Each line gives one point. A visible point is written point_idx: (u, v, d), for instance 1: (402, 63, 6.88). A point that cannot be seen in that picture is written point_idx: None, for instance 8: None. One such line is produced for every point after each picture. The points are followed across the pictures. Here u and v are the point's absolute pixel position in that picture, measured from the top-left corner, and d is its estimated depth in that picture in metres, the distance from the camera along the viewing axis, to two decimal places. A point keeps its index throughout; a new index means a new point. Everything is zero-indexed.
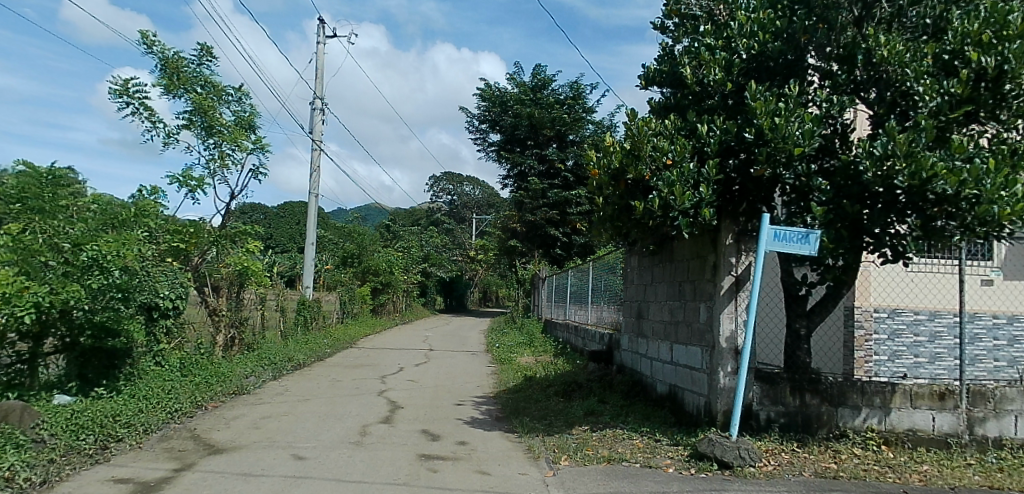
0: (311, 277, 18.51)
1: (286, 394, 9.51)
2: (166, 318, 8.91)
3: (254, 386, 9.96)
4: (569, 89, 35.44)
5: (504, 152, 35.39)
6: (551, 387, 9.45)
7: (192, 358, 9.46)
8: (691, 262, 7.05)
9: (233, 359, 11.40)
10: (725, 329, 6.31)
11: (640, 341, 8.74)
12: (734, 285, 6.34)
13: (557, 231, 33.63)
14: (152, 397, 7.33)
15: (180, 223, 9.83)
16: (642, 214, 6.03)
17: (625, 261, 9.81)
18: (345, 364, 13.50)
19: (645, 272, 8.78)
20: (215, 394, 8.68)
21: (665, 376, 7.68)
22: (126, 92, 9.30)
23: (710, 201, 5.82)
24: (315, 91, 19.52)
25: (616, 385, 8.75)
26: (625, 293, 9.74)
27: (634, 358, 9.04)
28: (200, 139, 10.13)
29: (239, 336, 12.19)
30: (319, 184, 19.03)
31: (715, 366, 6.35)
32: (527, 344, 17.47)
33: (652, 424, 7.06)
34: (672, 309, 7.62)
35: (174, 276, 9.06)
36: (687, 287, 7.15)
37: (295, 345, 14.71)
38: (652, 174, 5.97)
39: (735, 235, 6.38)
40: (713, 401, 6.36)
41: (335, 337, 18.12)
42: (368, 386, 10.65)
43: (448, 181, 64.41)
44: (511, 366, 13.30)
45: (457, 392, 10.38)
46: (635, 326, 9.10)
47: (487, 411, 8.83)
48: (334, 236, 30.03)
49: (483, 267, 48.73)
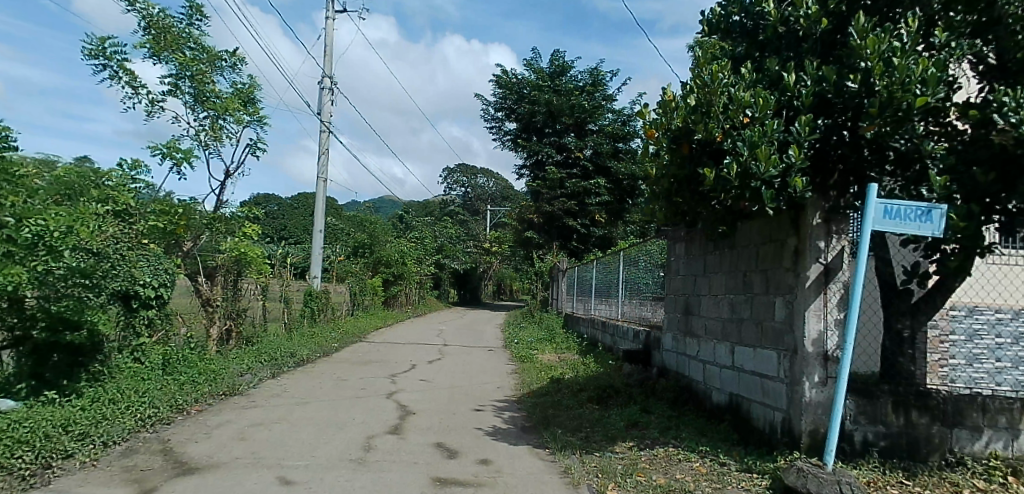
0: (318, 268, 17.45)
1: (284, 396, 8.41)
2: (149, 309, 7.89)
3: (249, 386, 8.86)
4: (589, 75, 34.17)
5: (521, 140, 34.18)
6: (583, 392, 8.25)
7: (178, 353, 8.41)
8: (763, 249, 5.84)
9: (229, 355, 10.29)
10: (812, 330, 5.12)
11: (688, 341, 7.55)
12: (822, 275, 5.15)
13: (575, 222, 32.37)
14: (120, 402, 6.27)
15: (167, 203, 8.78)
16: (714, 184, 4.81)
17: (669, 248, 8.59)
18: (353, 361, 12.41)
19: (696, 260, 7.57)
20: (201, 396, 7.61)
21: (724, 384, 6.50)
22: (103, 54, 8.22)
23: (802, 166, 4.58)
24: (324, 70, 18.47)
25: (661, 392, 7.56)
26: (668, 284, 8.54)
27: (679, 361, 7.85)
28: (189, 108, 9.05)
29: (237, 329, 11.08)
30: (327, 169, 17.94)
31: (797, 375, 5.18)
32: (547, 341, 16.27)
33: (712, 443, 5.89)
34: (733, 305, 6.43)
35: (161, 262, 8.08)
36: (757, 278, 5.95)
37: (299, 340, 13.63)
38: (725, 133, 4.75)
39: (825, 213, 5.16)
40: (795, 419, 5.18)
41: (343, 331, 17.04)
42: (376, 387, 9.56)
43: (462, 172, 63.21)
44: (533, 365, 12.12)
45: (476, 395, 9.22)
46: (681, 322, 7.90)
47: (512, 419, 7.65)
48: (346, 225, 29.05)
49: (498, 260, 47.52)
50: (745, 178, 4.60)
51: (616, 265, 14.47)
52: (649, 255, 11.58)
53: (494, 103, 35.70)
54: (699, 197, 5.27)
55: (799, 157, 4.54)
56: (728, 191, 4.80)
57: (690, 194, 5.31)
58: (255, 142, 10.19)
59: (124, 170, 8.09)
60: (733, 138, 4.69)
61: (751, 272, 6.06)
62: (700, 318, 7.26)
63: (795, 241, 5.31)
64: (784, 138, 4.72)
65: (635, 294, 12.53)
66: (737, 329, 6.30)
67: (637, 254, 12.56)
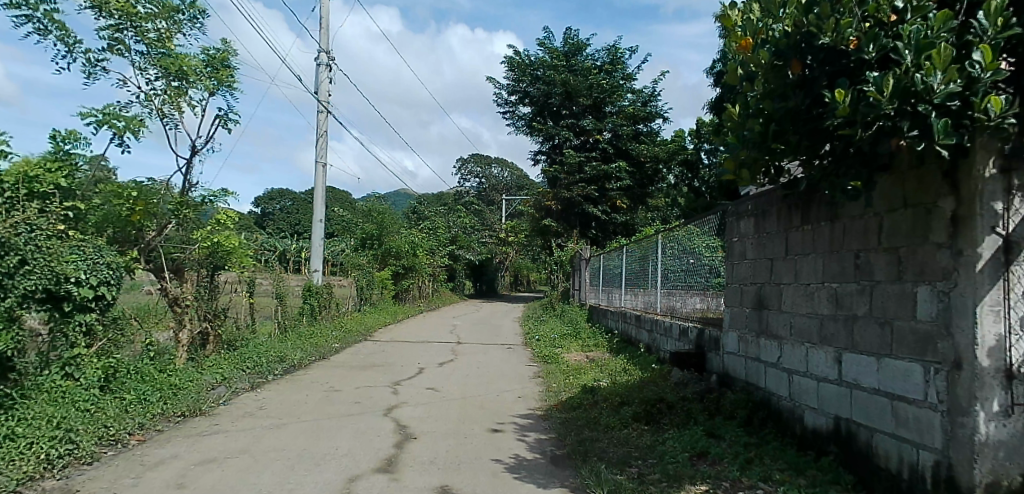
0: (319, 260, 15.95)
1: (256, 415, 6.85)
2: (86, 313, 6.38)
3: (220, 402, 7.34)
4: (606, 54, 32.37)
5: (536, 124, 32.44)
6: (627, 408, 6.55)
7: (130, 366, 6.90)
8: (892, 219, 4.18)
9: (203, 362, 8.74)
10: (987, 335, 3.44)
11: (764, 343, 5.90)
12: (1002, 253, 3.47)
13: (595, 209, 30.56)
14: (20, 438, 4.78)
15: (121, 186, 7.50)
16: (851, 116, 3.22)
17: (729, 226, 6.92)
18: (354, 365, 10.88)
19: (771, 239, 5.90)
20: (149, 420, 6.08)
21: (827, 404, 4.84)
22: (26, 1, 6.71)
23: (996, 80, 2.94)
24: (320, 43, 16.92)
25: (729, 408, 5.89)
26: (728, 271, 6.88)
27: (749, 367, 6.19)
28: (141, 67, 7.49)
29: (215, 331, 9.49)
30: (326, 152, 16.41)
31: (963, 402, 3.51)
32: (572, 337, 14.65)
33: (820, 489, 4.24)
34: (839, 297, 4.77)
35: (101, 253, 6.56)
36: (881, 260, 4.28)
37: (293, 341, 12.07)
38: (866, 35, 3.17)
39: (1005, 161, 3.48)
40: (960, 467, 3.52)
41: (347, 329, 15.50)
42: (374, 399, 8.02)
43: (476, 162, 61.51)
44: (558, 368, 10.46)
45: (493, 409, 7.60)
46: (750, 319, 6.24)
47: (539, 445, 6.04)
48: (353, 216, 27.55)
49: (514, 250, 45.84)
50: (906, 97, 2.97)
51: (646, 252, 12.81)
52: (686, 236, 9.84)
53: (507, 86, 34.00)
54: (818, 140, 3.64)
55: (992, 65, 2.90)
56: (874, 121, 3.20)
57: (802, 137, 3.68)
58: (227, 111, 8.60)
59: (59, 142, 6.66)
60: (884, 40, 3.13)
61: (871, 251, 4.39)
62: (781, 313, 5.60)
63: (954, 204, 3.63)
64: (963, 38, 3.13)
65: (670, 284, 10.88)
66: (847, 331, 4.65)
67: (672, 238, 10.85)
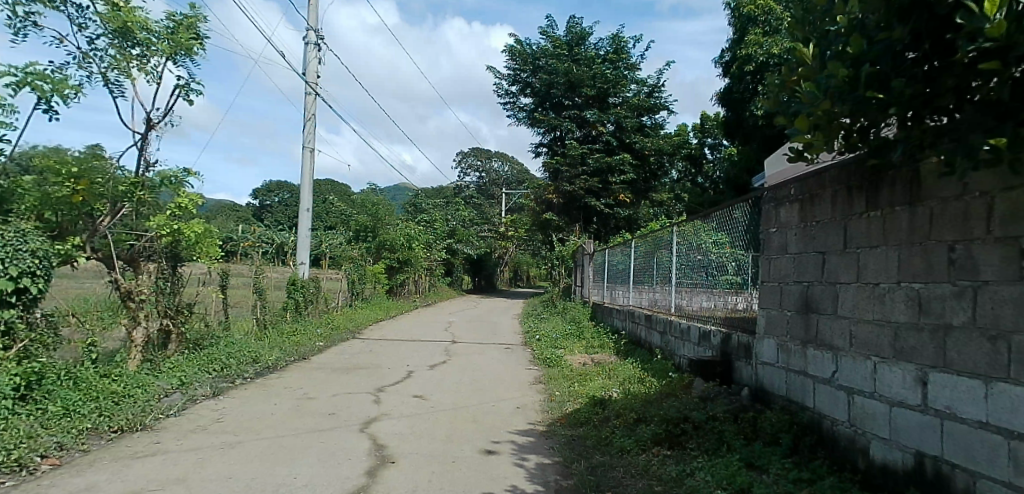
0: (306, 253, 14.96)
1: (209, 431, 5.85)
2: (4, 309, 5.44)
3: (170, 412, 6.33)
4: (609, 43, 31.34)
5: (537, 114, 31.38)
6: (645, 428, 5.53)
7: (61, 372, 5.91)
8: (1010, 198, 3.17)
9: (161, 364, 7.73)
10: None
11: (813, 354, 4.89)
12: None
13: (598, 202, 29.50)
14: None
15: (57, 161, 6.57)
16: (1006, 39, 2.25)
17: (765, 214, 5.91)
18: (335, 367, 9.88)
19: (824, 228, 4.89)
20: (72, 440, 5.11)
21: (905, 435, 3.85)
22: None
23: None
24: (308, 21, 15.87)
25: (770, 431, 4.90)
26: (764, 266, 5.87)
27: (793, 382, 5.18)
28: (83, 25, 6.47)
29: (178, 329, 8.47)
30: (314, 137, 15.39)
31: None
32: (576, 336, 13.65)
33: None
34: (924, 302, 3.77)
35: (24, 239, 5.59)
36: (992, 254, 3.28)
37: (272, 340, 11.04)
38: None
39: None
40: None
41: (334, 326, 14.48)
42: (351, 409, 7.03)
43: (476, 155, 60.49)
44: (561, 372, 9.46)
45: (487, 423, 6.60)
46: (793, 324, 5.25)
47: (540, 473, 5.04)
48: (346, 207, 26.50)
49: (514, 245, 44.78)
50: None
51: (655, 246, 11.79)
52: (699, 227, 8.82)
53: (508, 75, 32.96)
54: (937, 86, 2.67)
55: None
56: None
57: (912, 82, 2.71)
58: (187, 78, 7.61)
59: None
60: None
61: (975, 243, 3.39)
62: (838, 319, 4.61)
63: None
64: None
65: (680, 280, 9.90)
66: (935, 345, 3.65)
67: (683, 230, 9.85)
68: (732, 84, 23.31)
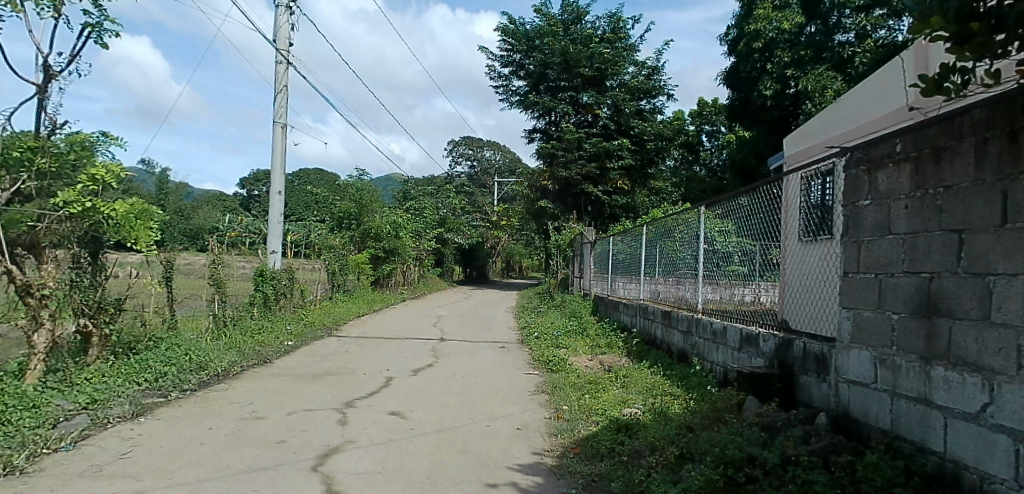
0: (277, 240, 13.39)
1: (104, 474, 4.32)
2: None
3: (61, 444, 4.82)
4: (608, 22, 29.69)
5: (532, 97, 29.79)
6: (694, 471, 4.05)
7: None
8: None
9: (74, 376, 6.20)
10: None
11: (946, 372, 3.44)
12: None
13: (595, 189, 27.97)
14: None
15: None
16: None
17: (849, 184, 4.44)
18: (300, 373, 8.35)
19: (961, 197, 3.42)
20: None
21: None
22: None
23: None
24: None
25: (881, 484, 3.42)
26: (849, 251, 4.41)
27: (905, 411, 3.73)
28: None
29: (103, 330, 6.92)
30: (285, 113, 13.78)
31: None
32: (579, 334, 12.22)
33: None
34: None
35: None
36: None
37: (228, 340, 9.50)
38: None
39: None
40: None
41: (308, 322, 12.93)
42: (306, 435, 5.51)
43: (468, 144, 58.82)
44: (567, 379, 8.00)
45: (480, 455, 5.11)
46: (904, 332, 3.79)
47: None
48: (329, 193, 24.88)
49: (506, 235, 43.21)
50: None
51: (658, 235, 10.31)
52: (722, 215, 7.34)
53: (500, 57, 31.35)
54: None
55: None
56: None
57: None
58: (99, 17, 6.10)
59: None
60: None
61: None
62: (994, 328, 3.14)
63: None
64: None
65: (687, 276, 8.48)
66: None
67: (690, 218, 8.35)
68: (738, 61, 21.67)
